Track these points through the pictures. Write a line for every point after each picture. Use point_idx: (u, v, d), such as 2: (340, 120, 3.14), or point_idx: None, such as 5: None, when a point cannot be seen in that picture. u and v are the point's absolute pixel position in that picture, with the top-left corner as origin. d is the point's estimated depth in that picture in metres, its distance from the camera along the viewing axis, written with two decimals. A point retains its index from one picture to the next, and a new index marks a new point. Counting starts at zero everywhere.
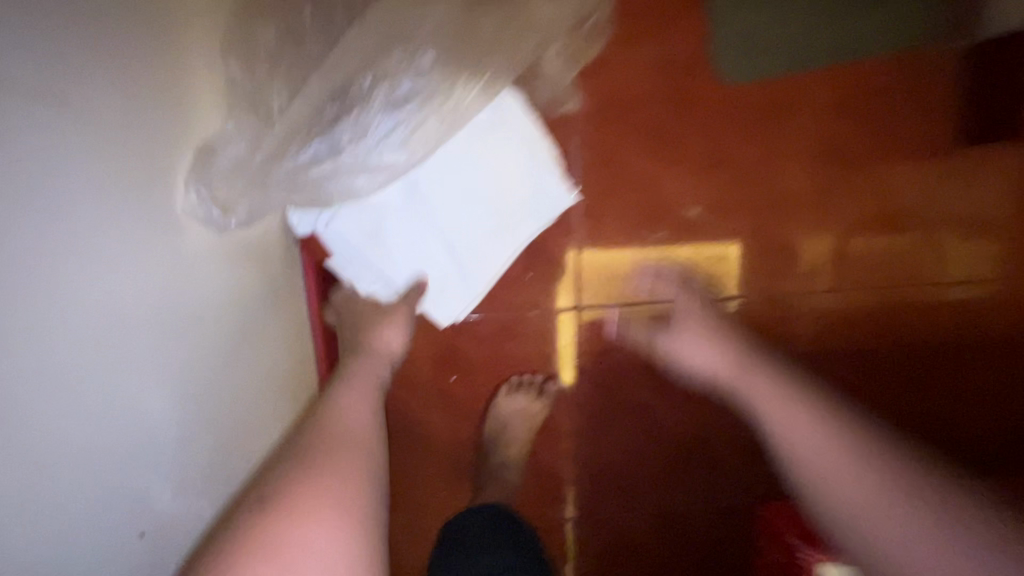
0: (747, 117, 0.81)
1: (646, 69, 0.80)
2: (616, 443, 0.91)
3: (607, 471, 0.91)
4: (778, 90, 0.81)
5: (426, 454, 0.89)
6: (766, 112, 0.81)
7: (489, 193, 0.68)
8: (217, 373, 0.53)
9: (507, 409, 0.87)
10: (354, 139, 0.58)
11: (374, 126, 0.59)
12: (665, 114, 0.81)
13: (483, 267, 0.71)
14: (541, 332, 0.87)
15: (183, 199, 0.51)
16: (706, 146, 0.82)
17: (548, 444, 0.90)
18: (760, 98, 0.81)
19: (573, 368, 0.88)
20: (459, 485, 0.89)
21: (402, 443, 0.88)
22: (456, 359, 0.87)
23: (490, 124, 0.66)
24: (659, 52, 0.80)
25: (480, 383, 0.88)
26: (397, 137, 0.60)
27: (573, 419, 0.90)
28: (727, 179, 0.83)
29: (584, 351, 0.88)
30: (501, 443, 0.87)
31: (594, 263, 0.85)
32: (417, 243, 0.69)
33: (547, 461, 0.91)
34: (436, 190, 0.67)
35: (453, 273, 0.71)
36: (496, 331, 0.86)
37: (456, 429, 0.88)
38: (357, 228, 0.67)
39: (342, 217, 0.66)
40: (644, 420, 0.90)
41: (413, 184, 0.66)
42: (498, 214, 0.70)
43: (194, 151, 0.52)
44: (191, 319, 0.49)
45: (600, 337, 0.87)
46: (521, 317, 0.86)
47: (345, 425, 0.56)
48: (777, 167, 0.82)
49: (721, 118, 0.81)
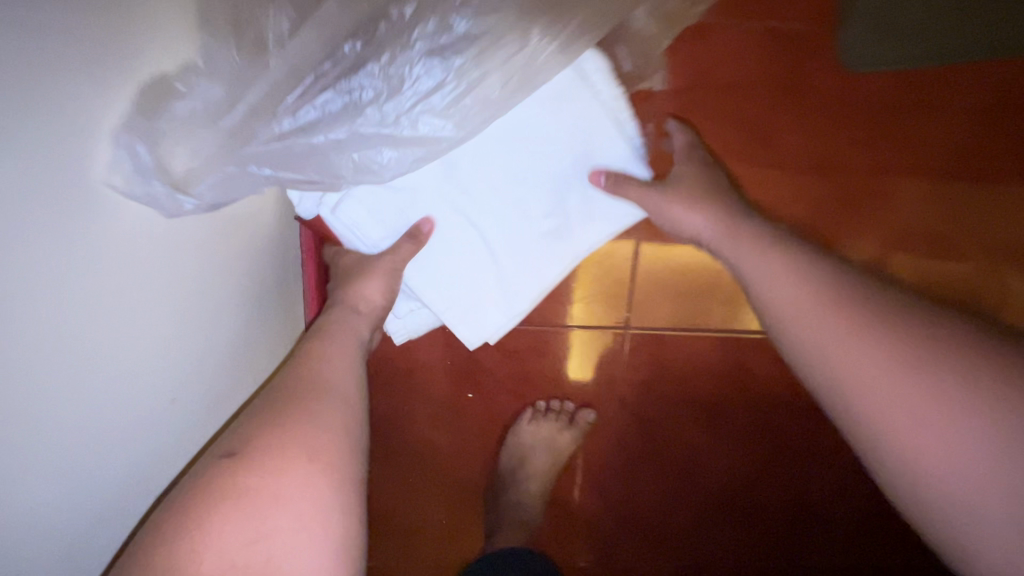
0: (860, 116, 0.68)
1: (749, 45, 0.66)
2: (648, 481, 0.78)
3: (633, 510, 0.79)
4: (905, 88, 0.67)
5: (429, 476, 0.76)
6: (881, 111, 0.68)
7: (545, 179, 0.53)
8: (140, 408, 0.37)
9: (530, 436, 0.73)
10: (380, 99, 0.42)
11: (410, 81, 0.42)
12: (766, 102, 0.67)
13: (530, 279, 0.56)
14: (579, 351, 0.73)
15: (104, 160, 0.32)
16: (805, 145, 0.69)
17: (571, 477, 0.77)
18: (884, 97, 0.68)
19: (611, 395, 0.75)
20: (463, 514, 0.76)
21: (402, 461, 0.75)
22: (475, 374, 0.72)
23: (566, 95, 0.51)
24: (772, 26, 0.66)
25: (500, 403, 0.74)
26: (441, 100, 0.43)
27: (606, 453, 0.77)
28: (817, 179, 0.69)
29: (627, 377, 0.75)
30: (520, 474, 0.74)
31: (651, 277, 0.71)
32: (451, 239, 0.54)
33: (568, 496, 0.78)
34: (484, 174, 0.52)
35: (491, 282, 0.56)
36: (527, 346, 0.72)
37: (468, 452, 0.75)
38: (374, 214, 0.51)
39: (357, 200, 0.50)
40: (680, 456, 0.78)
41: (455, 165, 0.51)
42: (552, 208, 0.55)
43: (140, 85, 0.34)
44: (111, 336, 0.34)
45: (648, 363, 0.74)
46: (560, 331, 0.72)
47: (324, 402, 0.48)
48: (876, 170, 0.69)
49: (828, 113, 0.68)
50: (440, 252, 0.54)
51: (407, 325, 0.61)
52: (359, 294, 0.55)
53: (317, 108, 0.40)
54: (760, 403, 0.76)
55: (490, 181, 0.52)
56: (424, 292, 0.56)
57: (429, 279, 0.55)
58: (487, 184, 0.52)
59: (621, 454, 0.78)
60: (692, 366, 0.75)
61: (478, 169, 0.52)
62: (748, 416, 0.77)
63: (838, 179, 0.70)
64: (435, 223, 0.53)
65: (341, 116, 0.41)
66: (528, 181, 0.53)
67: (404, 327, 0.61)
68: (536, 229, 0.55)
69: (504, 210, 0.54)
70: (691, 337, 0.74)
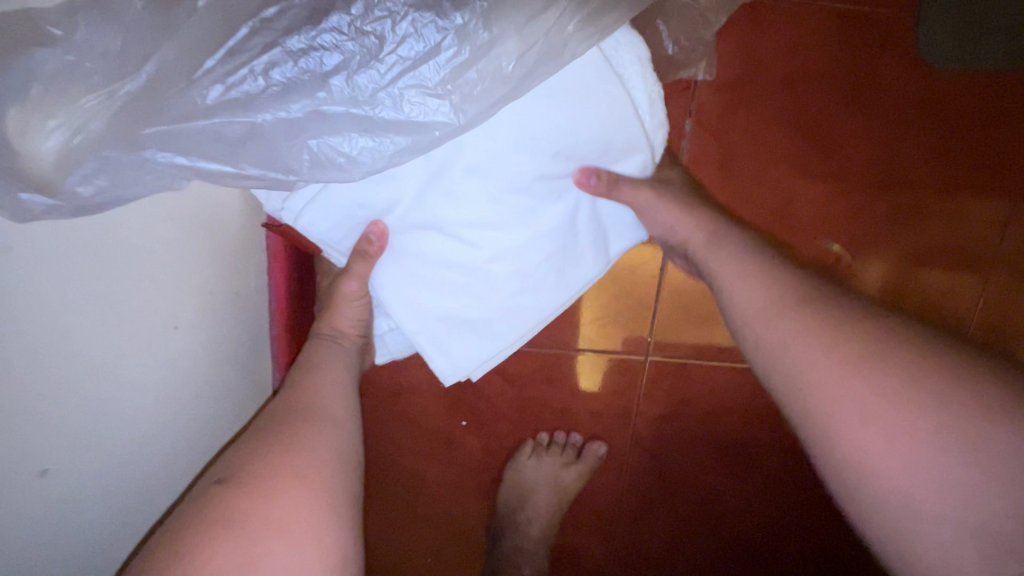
0: (935, 120, 0.58)
1: (811, 27, 0.56)
2: (661, 529, 0.69)
3: (642, 561, 0.69)
4: (991, 93, 0.57)
5: (416, 508, 0.67)
6: (959, 117, 0.58)
7: (557, 179, 0.43)
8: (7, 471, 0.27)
9: (532, 473, 0.64)
10: (352, 64, 0.32)
11: (393, 41, 0.32)
12: (826, 101, 0.57)
13: (531, 305, 0.47)
14: (593, 378, 0.64)
15: None
16: (865, 153, 0.59)
17: (576, 519, 0.68)
18: (967, 103, 0.58)
19: (626, 430, 0.66)
20: (450, 553, 0.67)
21: (386, 490, 0.66)
22: (472, 398, 0.64)
23: (593, 78, 0.40)
24: (842, 8, 0.56)
25: (499, 433, 0.65)
26: (435, 71, 0.33)
27: (619, 494, 0.68)
28: (864, 187, 0.59)
29: (645, 410, 0.65)
30: (521, 515, 0.65)
31: (680, 297, 0.61)
32: (436, 254, 0.44)
33: (571, 538, 0.68)
34: (483, 174, 0.41)
35: (484, 308, 0.46)
36: (533, 369, 0.63)
37: (463, 486, 0.66)
38: (344, 220, 0.43)
39: (325, 202, 0.42)
40: (698, 504, 0.68)
41: (449, 160, 0.41)
42: (558, 217, 0.44)
43: None
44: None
45: (669, 396, 0.65)
46: (574, 354, 0.63)
47: (316, 426, 0.41)
48: (934, 180, 0.59)
49: (898, 117, 0.58)
50: (423, 269, 0.45)
51: (389, 349, 0.52)
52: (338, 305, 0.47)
53: (275, 75, 0.31)
54: (794, 449, 0.67)
55: (490, 183, 0.42)
56: (401, 315, 0.46)
57: (408, 300, 0.45)
58: (485, 187, 0.42)
59: (634, 496, 0.68)
60: (719, 403, 0.65)
61: (477, 169, 0.41)
62: (776, 461, 0.67)
63: (900, 196, 0.60)
64: (420, 234, 0.43)
65: (299, 85, 0.32)
66: (537, 186, 0.43)
67: (388, 349, 0.52)
68: (542, 246, 0.45)
69: (504, 221, 0.43)
70: (722, 368, 0.64)
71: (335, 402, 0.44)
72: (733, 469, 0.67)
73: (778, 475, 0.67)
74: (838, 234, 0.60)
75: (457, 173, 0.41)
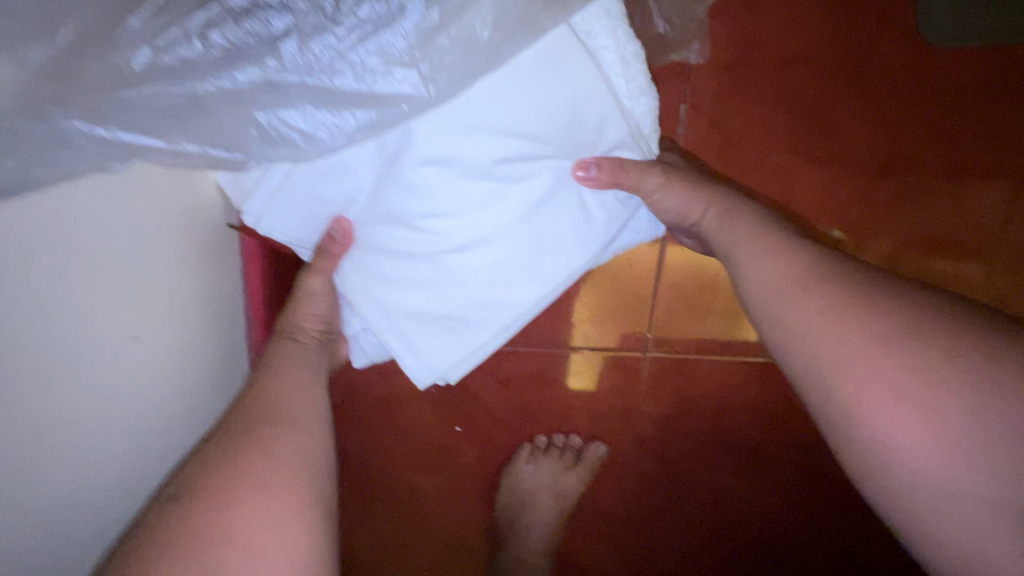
0: (933, 95, 0.56)
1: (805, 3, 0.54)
2: (667, 533, 0.66)
3: (648, 567, 0.66)
4: (994, 65, 0.55)
5: (408, 519, 0.64)
6: (957, 90, 0.56)
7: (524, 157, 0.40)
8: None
9: (530, 478, 0.61)
10: (305, 28, 0.31)
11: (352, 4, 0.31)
12: (818, 78, 0.55)
13: (510, 297, 0.44)
14: (590, 377, 0.61)
15: None
16: (862, 132, 0.56)
17: (577, 525, 0.65)
18: (965, 76, 0.55)
19: (626, 430, 0.63)
20: (445, 564, 0.65)
21: (376, 501, 0.63)
22: (464, 401, 0.61)
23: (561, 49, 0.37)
24: None
25: (493, 437, 0.62)
26: (402, 38, 0.32)
27: (622, 497, 0.65)
28: (858, 165, 0.57)
29: (646, 410, 0.62)
30: (519, 522, 0.62)
31: (676, 290, 0.59)
32: (402, 244, 0.42)
33: (572, 546, 0.66)
34: (445, 156, 0.39)
35: (457, 302, 0.43)
36: (528, 370, 0.61)
37: (458, 494, 0.63)
38: (306, 215, 0.41)
39: (283, 192, 0.40)
40: (704, 506, 0.65)
41: (409, 141, 0.38)
42: (529, 200, 0.41)
43: None
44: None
45: (671, 394, 0.62)
46: (570, 352, 0.60)
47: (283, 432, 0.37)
48: (932, 154, 0.57)
49: (890, 91, 0.56)
50: (389, 260, 0.42)
51: (366, 350, 0.49)
52: (300, 300, 0.44)
53: (217, 39, 0.30)
54: (804, 447, 0.64)
55: (457, 166, 0.39)
56: (366, 310, 0.44)
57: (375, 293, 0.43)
58: (450, 170, 0.39)
59: (637, 499, 0.65)
60: (724, 398, 0.62)
61: (440, 150, 0.38)
62: (786, 458, 0.64)
63: (898, 176, 0.57)
64: (386, 223, 0.41)
65: (245, 50, 0.31)
66: (506, 167, 0.40)
67: (365, 353, 0.49)
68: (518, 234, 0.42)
69: (473, 206, 0.40)
70: (724, 364, 0.61)
71: (304, 402, 0.40)
72: (740, 466, 0.64)
73: (789, 472, 0.64)
74: (838, 218, 0.58)
75: (420, 154, 0.38)
